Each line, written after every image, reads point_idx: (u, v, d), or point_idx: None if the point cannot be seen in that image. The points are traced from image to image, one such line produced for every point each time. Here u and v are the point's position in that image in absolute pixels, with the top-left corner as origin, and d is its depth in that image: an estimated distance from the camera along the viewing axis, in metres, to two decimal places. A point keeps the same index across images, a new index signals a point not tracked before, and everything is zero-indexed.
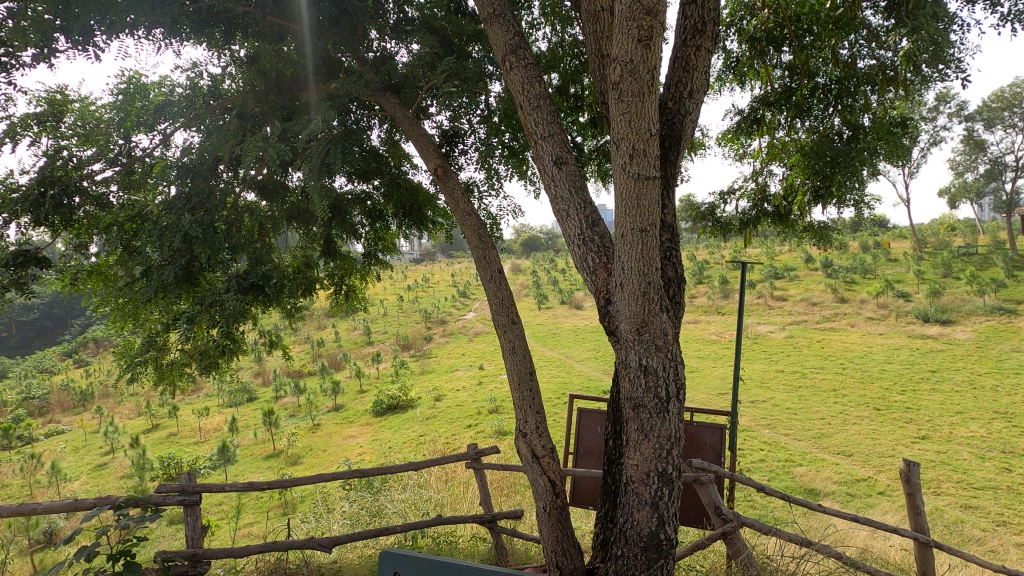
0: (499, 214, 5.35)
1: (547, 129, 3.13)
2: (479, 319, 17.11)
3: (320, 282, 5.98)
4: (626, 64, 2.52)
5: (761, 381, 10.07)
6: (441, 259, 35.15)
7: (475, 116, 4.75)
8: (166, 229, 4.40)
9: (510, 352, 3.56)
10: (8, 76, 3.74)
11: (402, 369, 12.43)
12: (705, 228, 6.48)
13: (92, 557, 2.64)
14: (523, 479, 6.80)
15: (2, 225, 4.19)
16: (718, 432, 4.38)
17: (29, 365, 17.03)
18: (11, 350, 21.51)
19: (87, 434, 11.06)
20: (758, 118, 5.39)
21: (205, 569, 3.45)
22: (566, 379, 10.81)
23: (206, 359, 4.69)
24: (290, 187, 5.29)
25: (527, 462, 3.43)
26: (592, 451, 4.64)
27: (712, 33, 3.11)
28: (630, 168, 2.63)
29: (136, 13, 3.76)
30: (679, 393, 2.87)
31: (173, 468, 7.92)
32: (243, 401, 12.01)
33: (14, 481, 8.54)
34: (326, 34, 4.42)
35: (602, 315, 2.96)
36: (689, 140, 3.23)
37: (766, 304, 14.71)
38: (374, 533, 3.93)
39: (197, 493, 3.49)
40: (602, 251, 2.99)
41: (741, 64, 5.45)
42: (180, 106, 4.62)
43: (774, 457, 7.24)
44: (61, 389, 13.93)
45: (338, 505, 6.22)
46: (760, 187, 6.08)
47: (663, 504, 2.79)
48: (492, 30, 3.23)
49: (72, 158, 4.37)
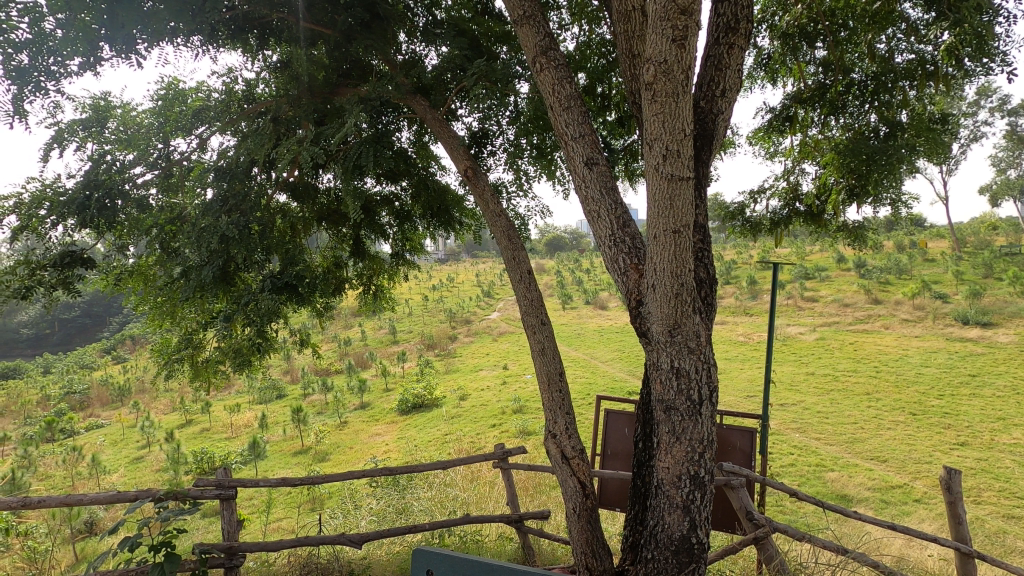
0: (527, 215, 5.34)
1: (578, 130, 3.12)
2: (503, 319, 17.16)
3: (349, 282, 6.06)
4: (660, 64, 2.50)
5: (791, 383, 9.88)
6: (466, 259, 35.39)
7: (504, 117, 4.77)
8: (204, 230, 4.52)
9: (539, 353, 3.56)
10: (56, 85, 3.90)
11: (427, 368, 12.53)
12: (734, 228, 6.39)
13: (133, 547, 2.73)
14: (549, 480, 6.80)
15: (50, 227, 4.38)
16: (748, 435, 4.30)
17: (71, 360, 17.78)
18: (54, 346, 22.42)
19: (125, 428, 11.46)
20: (791, 115, 5.33)
21: (241, 562, 3.55)
22: (590, 379, 10.78)
23: (239, 357, 4.79)
24: (321, 188, 5.39)
25: (556, 463, 3.43)
26: (619, 452, 4.60)
27: (746, 30, 3.06)
28: (663, 169, 2.61)
29: (177, 21, 3.88)
30: (711, 395, 2.84)
31: (206, 462, 8.16)
32: (273, 398, 12.29)
33: (57, 472, 8.90)
34: (357, 39, 4.49)
35: (633, 316, 2.93)
36: (721, 139, 3.19)
37: (796, 305, 14.44)
38: (402, 530, 3.98)
39: (233, 488, 3.57)
40: (633, 251, 2.97)
41: (773, 61, 5.38)
42: (217, 110, 4.84)
43: (805, 461, 7.09)
44: (101, 384, 14.47)
45: (365, 501, 6.30)
46: (791, 186, 5.97)
47: (694, 508, 2.76)
48: (522, 31, 3.24)
49: (115, 162, 4.51)
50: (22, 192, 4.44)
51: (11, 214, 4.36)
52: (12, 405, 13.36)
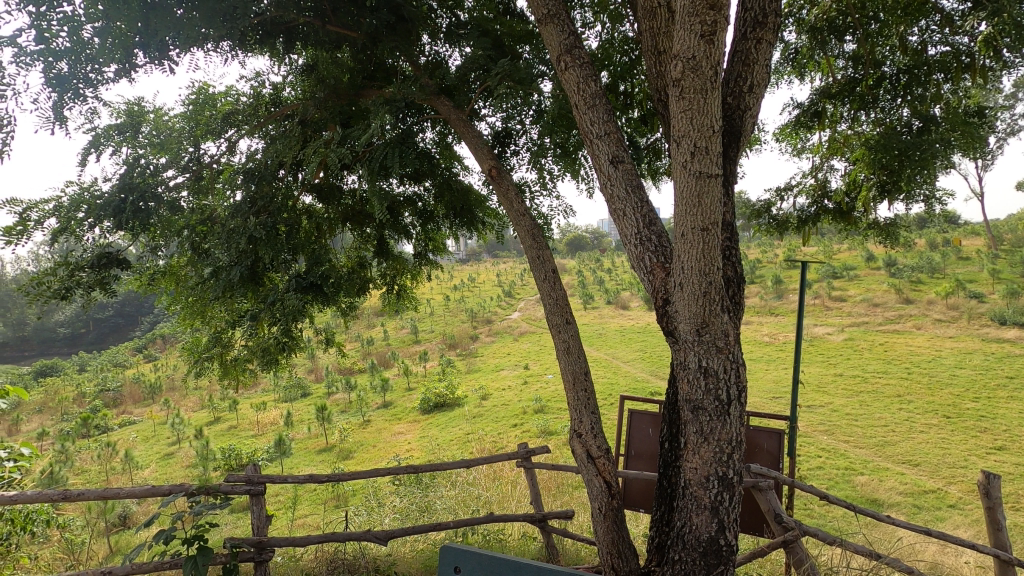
0: (550, 214, 5.33)
1: (603, 128, 3.11)
2: (524, 319, 17.15)
3: (374, 282, 6.12)
4: (689, 60, 2.47)
5: (818, 385, 9.68)
6: (486, 259, 35.51)
7: (528, 116, 4.77)
8: (234, 231, 4.63)
9: (564, 352, 3.55)
10: (94, 91, 4.02)
11: (449, 368, 12.60)
12: (760, 226, 6.29)
13: (168, 540, 2.84)
14: (571, 480, 6.78)
15: (88, 230, 4.52)
16: (776, 436, 4.22)
17: (104, 359, 18.36)
18: (89, 345, 23.24)
19: (156, 425, 11.77)
20: (819, 111, 5.20)
21: (270, 556, 3.62)
22: (612, 379, 10.72)
23: (266, 356, 4.88)
24: (346, 189, 5.47)
25: (581, 462, 3.42)
26: (643, 453, 4.55)
27: (775, 25, 3.02)
28: (691, 167, 2.59)
29: (209, 29, 3.97)
30: (740, 396, 2.80)
31: (234, 459, 8.35)
32: (298, 397, 12.49)
33: (93, 467, 9.19)
34: (384, 42, 4.55)
35: (660, 316, 2.91)
36: (749, 135, 3.14)
37: (823, 305, 14.14)
38: (426, 528, 4.01)
39: (262, 484, 3.64)
40: (659, 250, 2.95)
41: (800, 56, 5.28)
42: (245, 113, 5.01)
43: (833, 465, 6.94)
44: (133, 381, 14.93)
45: (388, 499, 6.36)
46: (820, 183, 5.85)
47: (723, 510, 2.73)
48: (547, 30, 3.24)
49: (149, 165, 4.63)
50: (61, 196, 4.60)
51: (51, 217, 4.51)
52: (50, 402, 13.86)
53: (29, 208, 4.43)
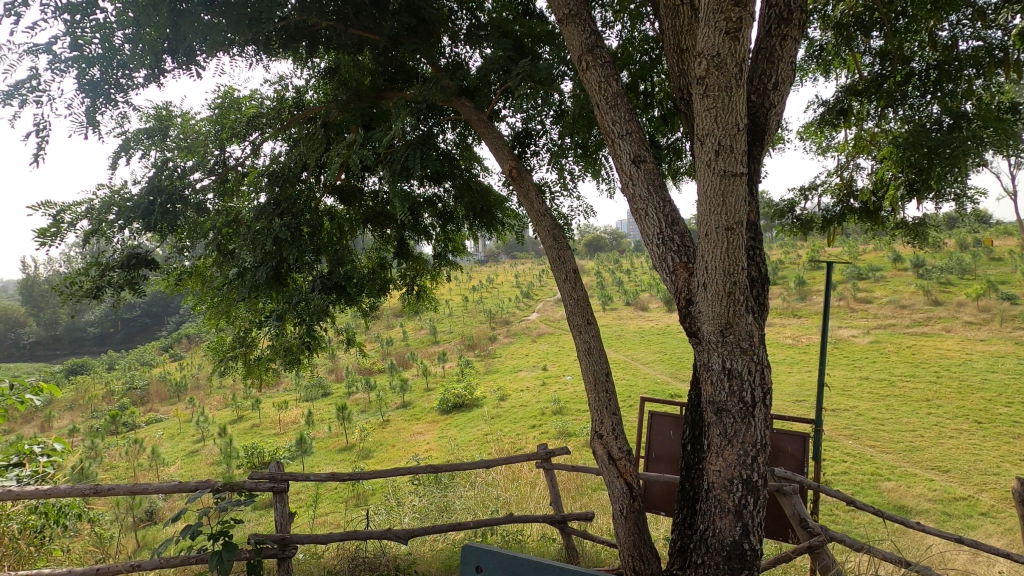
0: (570, 215, 5.31)
1: (625, 127, 3.09)
2: (543, 320, 17.13)
3: (394, 282, 6.16)
4: (713, 57, 2.45)
5: (843, 388, 9.49)
6: (505, 259, 35.60)
7: (548, 116, 4.76)
8: (259, 232, 4.73)
9: (585, 353, 3.54)
10: (125, 96, 4.13)
11: (467, 369, 12.64)
12: (783, 226, 6.18)
13: (195, 535, 2.90)
14: (590, 482, 6.74)
15: (118, 231, 4.63)
16: (800, 440, 4.12)
17: (132, 358, 18.84)
18: (118, 344, 23.98)
19: (182, 423, 12.03)
20: (844, 108, 5.09)
21: (293, 553, 3.67)
22: (631, 381, 10.65)
23: (289, 355, 4.96)
24: (366, 191, 5.53)
25: (603, 463, 3.40)
26: (664, 455, 4.50)
27: (800, 21, 2.98)
28: (716, 165, 2.56)
29: (235, 35, 4.05)
30: (765, 398, 2.75)
31: (257, 458, 8.49)
32: (318, 396, 12.66)
33: (121, 463, 9.43)
34: (404, 44, 4.58)
35: (683, 316, 2.88)
36: (774, 132, 3.09)
37: (848, 307, 13.86)
38: (446, 527, 4.02)
39: (286, 481, 3.68)
40: (682, 250, 2.92)
41: (826, 52, 5.20)
42: (269, 117, 5.11)
43: (859, 470, 6.79)
44: (160, 379, 15.27)
45: (408, 499, 6.40)
46: (845, 182, 5.75)
47: (747, 513, 2.69)
48: (568, 30, 3.23)
49: (176, 168, 4.74)
50: (93, 199, 4.73)
51: (83, 219, 4.64)
52: (81, 399, 14.25)
53: (63, 210, 4.56)
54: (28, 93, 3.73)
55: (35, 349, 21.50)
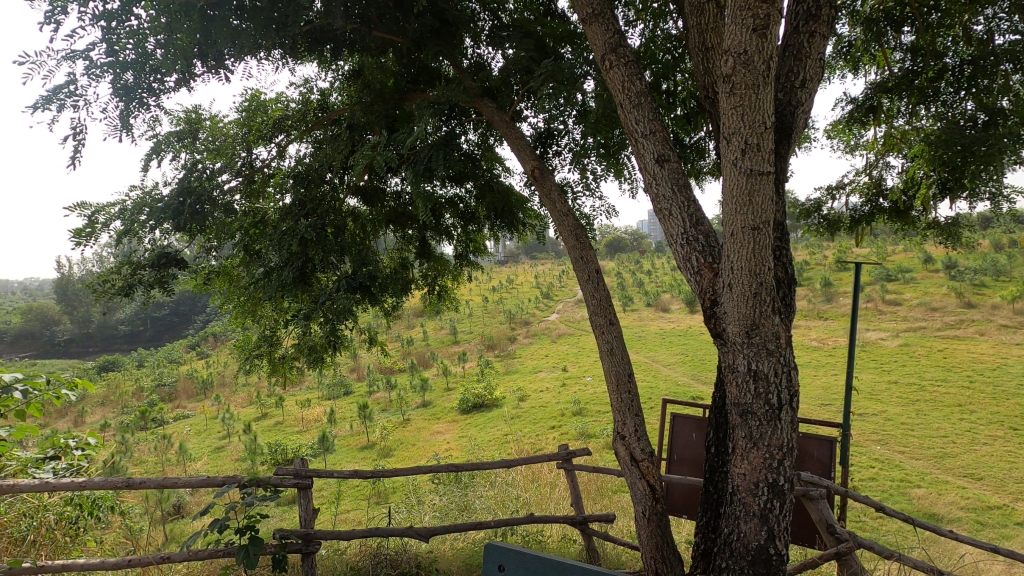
0: (592, 215, 5.30)
1: (649, 127, 3.07)
2: (563, 321, 17.09)
3: (415, 282, 6.21)
4: (740, 55, 2.42)
5: (870, 392, 9.27)
6: (525, 259, 35.66)
7: (570, 116, 4.76)
8: (285, 233, 4.83)
9: (607, 353, 3.52)
10: (156, 100, 4.24)
11: (487, 369, 12.68)
12: (810, 226, 6.01)
13: (222, 529, 2.97)
14: (611, 484, 6.71)
15: (149, 231, 4.74)
16: (827, 444, 4.04)
17: (161, 355, 19.35)
18: (148, 342, 24.67)
19: (208, 419, 12.29)
20: (875, 105, 4.97)
21: (316, 548, 3.71)
22: (652, 383, 10.55)
23: (313, 353, 5.05)
24: (388, 191, 5.59)
25: (625, 465, 3.38)
26: (686, 458, 4.43)
27: (829, 17, 2.93)
28: (742, 164, 2.53)
29: (263, 40, 4.14)
30: (792, 401, 2.71)
31: (281, 455, 8.64)
32: (340, 395, 12.83)
33: (150, 457, 9.67)
34: (427, 45, 4.62)
35: (708, 317, 2.85)
36: (801, 131, 3.03)
37: (876, 309, 13.54)
38: (467, 527, 4.04)
39: (310, 478, 3.74)
40: (707, 250, 2.89)
41: (854, 49, 5.09)
42: (294, 119, 5.23)
43: (887, 476, 6.62)
44: (187, 376, 15.63)
45: (428, 497, 6.43)
46: (874, 181, 5.62)
47: (773, 518, 2.65)
48: (591, 30, 3.23)
49: (205, 170, 4.85)
50: (125, 200, 4.87)
51: (116, 219, 4.78)
52: (112, 396, 14.67)
53: (97, 211, 4.71)
54: (66, 98, 3.86)
55: (69, 346, 22.14)
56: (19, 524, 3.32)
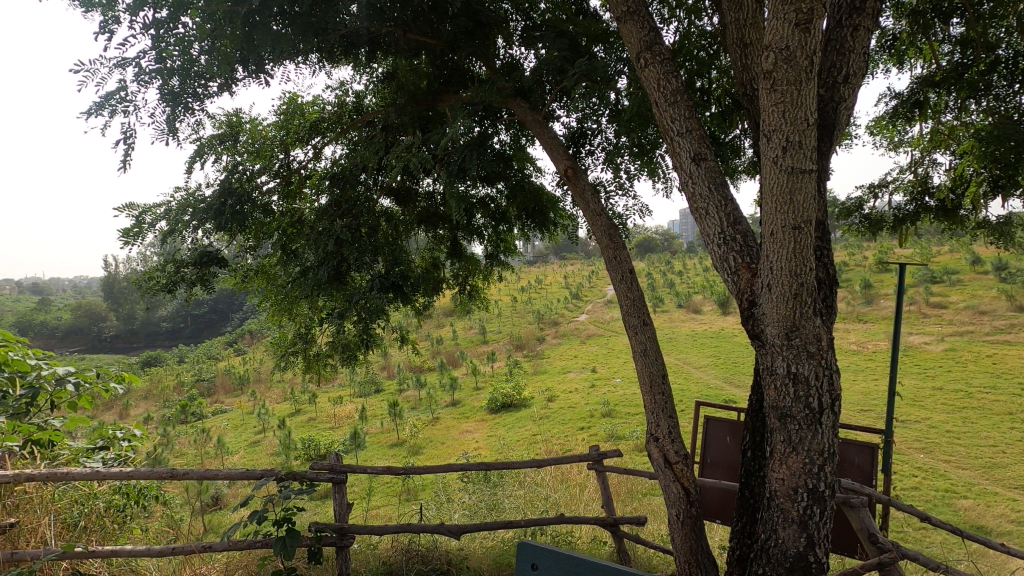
0: (625, 214, 5.25)
1: (685, 125, 3.03)
2: (592, 322, 16.99)
3: (446, 281, 6.26)
4: (782, 51, 2.38)
5: (913, 398, 8.93)
6: (554, 259, 35.62)
7: (604, 115, 4.73)
8: (322, 233, 4.94)
9: (641, 354, 3.49)
10: (201, 105, 4.40)
11: (516, 368, 12.70)
12: (850, 226, 5.80)
13: (261, 520, 3.06)
14: (641, 486, 6.64)
15: (192, 231, 4.90)
16: (869, 451, 3.89)
17: (200, 352, 20.01)
18: (188, 338, 25.59)
19: (244, 414, 12.66)
20: (920, 101, 4.80)
21: (350, 542, 3.77)
22: (683, 385, 10.39)
23: (347, 351, 5.16)
24: (421, 192, 5.64)
25: (658, 467, 3.35)
26: (720, 462, 4.32)
27: (874, 10, 2.84)
28: (783, 162, 2.47)
29: (303, 44, 4.23)
30: (833, 405, 2.64)
31: (314, 450, 8.84)
32: (371, 392, 13.04)
33: (190, 450, 10.01)
34: (461, 47, 4.66)
35: (745, 318, 2.80)
36: (844, 128, 2.95)
37: (920, 312, 13.05)
38: (498, 525, 4.04)
39: (344, 472, 3.80)
40: (745, 250, 2.84)
41: (900, 42, 4.91)
42: (330, 121, 5.35)
43: (931, 486, 6.36)
44: (225, 372, 16.13)
45: (458, 495, 6.47)
46: (920, 178, 5.42)
47: (812, 524, 2.58)
48: (626, 28, 3.19)
49: (245, 172, 4.99)
50: (171, 201, 5.05)
51: (161, 220, 4.96)
52: (155, 390, 15.25)
53: (144, 212, 4.90)
54: (117, 104, 4.03)
55: (115, 342, 23.09)
56: (72, 510, 3.41)
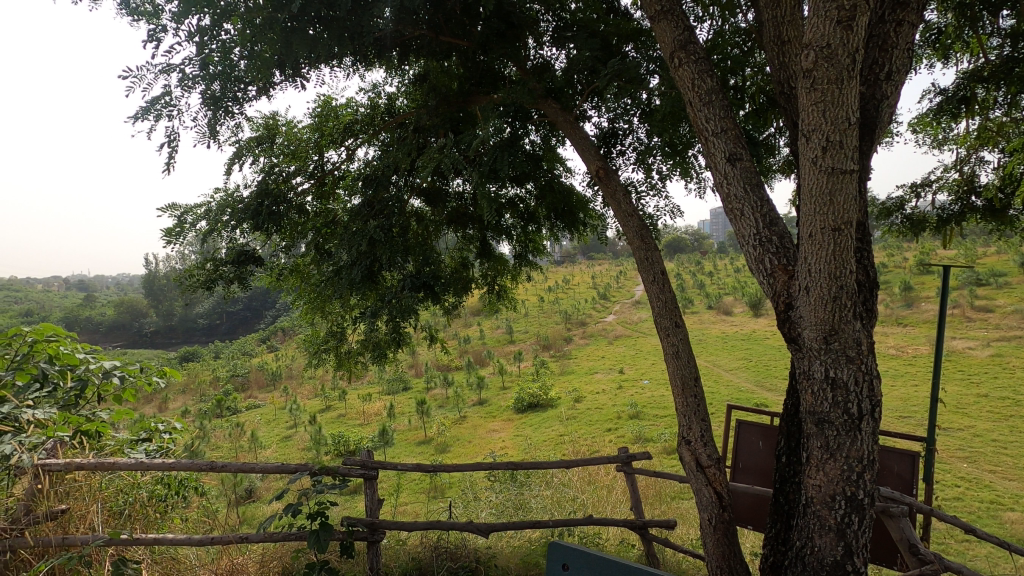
0: (657, 215, 5.20)
1: (720, 125, 2.99)
2: (620, 323, 16.87)
3: (475, 281, 6.31)
4: (822, 49, 2.33)
5: (956, 405, 8.61)
6: (581, 260, 35.50)
7: (636, 114, 4.70)
8: (355, 234, 5.04)
9: (673, 356, 3.46)
10: (240, 108, 4.54)
11: (543, 369, 12.71)
12: (891, 227, 5.61)
13: (296, 513, 3.14)
14: (670, 490, 6.57)
15: (230, 231, 5.05)
16: (909, 459, 3.75)
17: (235, 349, 20.60)
18: (224, 335, 26.38)
19: (277, 409, 12.98)
20: (967, 96, 4.63)
21: (380, 537, 3.82)
22: (712, 388, 10.24)
23: (378, 349, 5.24)
24: (451, 192, 5.69)
25: (690, 471, 3.32)
26: (752, 467, 4.21)
27: (918, 4, 2.75)
28: (822, 162, 2.42)
29: (338, 48, 4.31)
30: (873, 411, 2.57)
31: (344, 446, 9.02)
32: (399, 390, 13.22)
33: (225, 444, 10.31)
34: (493, 48, 4.68)
35: (782, 322, 2.75)
36: (886, 126, 2.87)
37: (964, 316, 12.56)
38: (526, 524, 4.05)
39: (375, 468, 3.87)
40: (782, 252, 2.79)
41: (945, 36, 4.75)
42: (363, 123, 5.45)
43: (975, 497, 6.12)
44: (259, 368, 16.57)
45: (484, 494, 6.51)
46: (966, 177, 5.22)
47: (851, 533, 2.52)
48: (660, 27, 3.17)
49: (281, 173, 5.12)
50: (210, 202, 5.21)
51: (202, 219, 5.13)
52: (192, 384, 15.78)
53: (186, 212, 5.08)
54: (162, 108, 4.18)
55: (155, 337, 23.92)
56: (117, 499, 3.47)
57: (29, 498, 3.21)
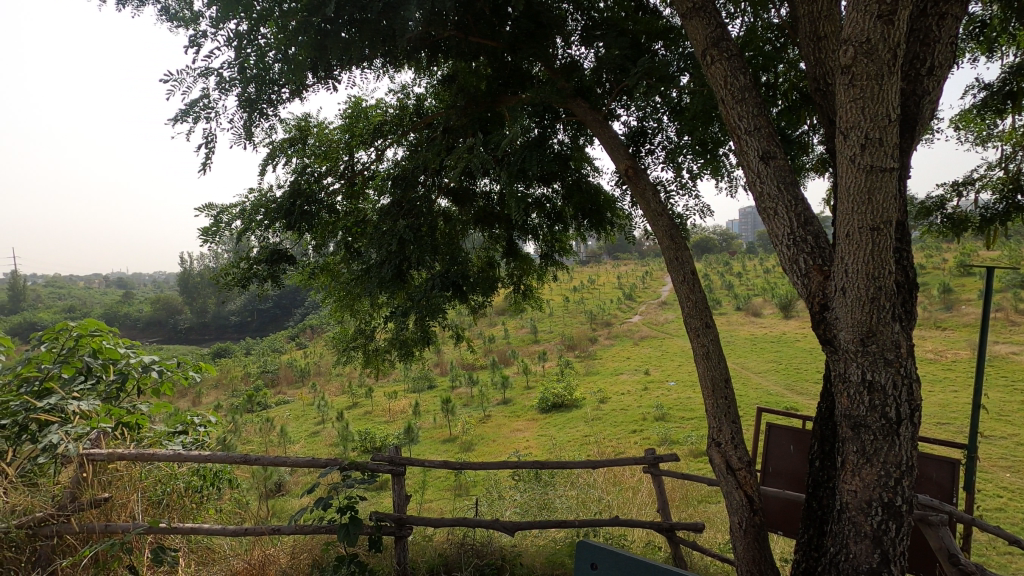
0: (686, 214, 5.15)
1: (753, 123, 2.94)
2: (645, 323, 16.73)
3: (501, 280, 6.33)
4: (862, 44, 2.28)
5: (998, 412, 8.29)
6: (607, 260, 35.30)
7: (665, 112, 4.66)
8: (384, 233, 5.11)
9: (703, 357, 3.42)
10: (275, 110, 4.64)
11: (568, 368, 12.68)
12: (931, 227, 5.43)
13: (327, 506, 3.20)
14: (697, 493, 6.48)
15: (264, 230, 5.18)
16: (949, 466, 3.62)
17: (265, 346, 21.08)
18: (255, 332, 27.02)
19: (305, 405, 13.23)
20: (1013, 91, 4.46)
21: (408, 533, 3.85)
22: (741, 391, 10.06)
23: (405, 346, 5.30)
24: (478, 192, 5.73)
25: (720, 473, 3.27)
26: (783, 471, 4.12)
27: None
28: (860, 160, 2.37)
29: (369, 49, 4.38)
30: (912, 416, 2.50)
31: (370, 442, 9.14)
32: (425, 388, 13.35)
33: (256, 438, 10.56)
34: (521, 48, 4.69)
35: (817, 323, 2.69)
36: (927, 123, 2.79)
37: (1007, 320, 12.09)
38: (552, 523, 4.04)
39: (403, 465, 3.92)
40: (817, 251, 2.73)
41: (990, 28, 4.59)
42: (392, 124, 5.52)
43: (1019, 508, 5.88)
44: (288, 365, 16.91)
45: (509, 493, 6.53)
46: (1011, 175, 5.03)
47: (887, 540, 2.45)
48: (692, 24, 3.13)
49: (313, 174, 5.22)
50: (245, 202, 5.35)
51: (237, 219, 5.27)
52: (225, 380, 16.20)
53: (222, 212, 5.22)
54: (200, 111, 4.31)
55: (189, 333, 24.67)
56: (155, 489, 3.58)
57: (75, 486, 3.32)
